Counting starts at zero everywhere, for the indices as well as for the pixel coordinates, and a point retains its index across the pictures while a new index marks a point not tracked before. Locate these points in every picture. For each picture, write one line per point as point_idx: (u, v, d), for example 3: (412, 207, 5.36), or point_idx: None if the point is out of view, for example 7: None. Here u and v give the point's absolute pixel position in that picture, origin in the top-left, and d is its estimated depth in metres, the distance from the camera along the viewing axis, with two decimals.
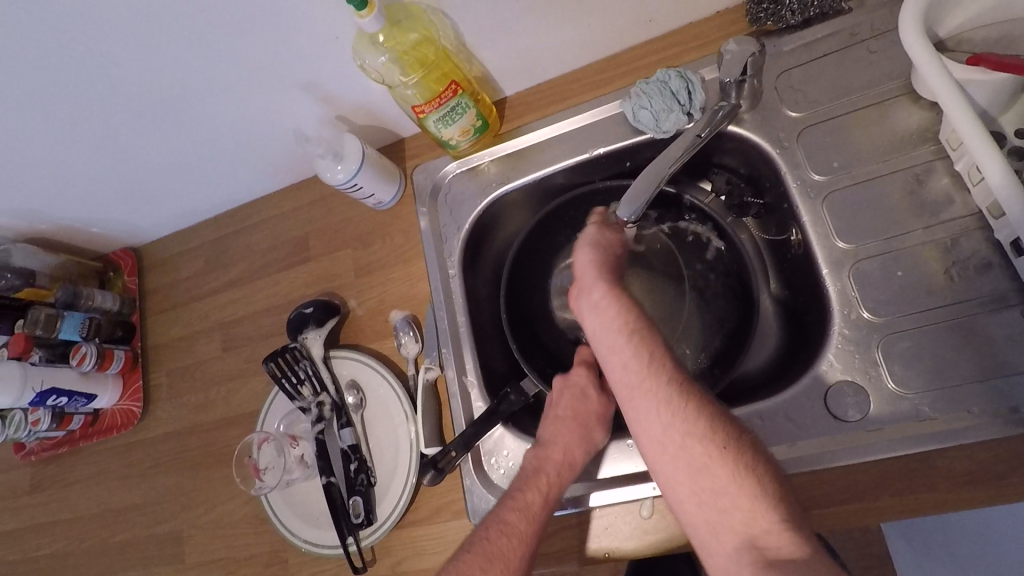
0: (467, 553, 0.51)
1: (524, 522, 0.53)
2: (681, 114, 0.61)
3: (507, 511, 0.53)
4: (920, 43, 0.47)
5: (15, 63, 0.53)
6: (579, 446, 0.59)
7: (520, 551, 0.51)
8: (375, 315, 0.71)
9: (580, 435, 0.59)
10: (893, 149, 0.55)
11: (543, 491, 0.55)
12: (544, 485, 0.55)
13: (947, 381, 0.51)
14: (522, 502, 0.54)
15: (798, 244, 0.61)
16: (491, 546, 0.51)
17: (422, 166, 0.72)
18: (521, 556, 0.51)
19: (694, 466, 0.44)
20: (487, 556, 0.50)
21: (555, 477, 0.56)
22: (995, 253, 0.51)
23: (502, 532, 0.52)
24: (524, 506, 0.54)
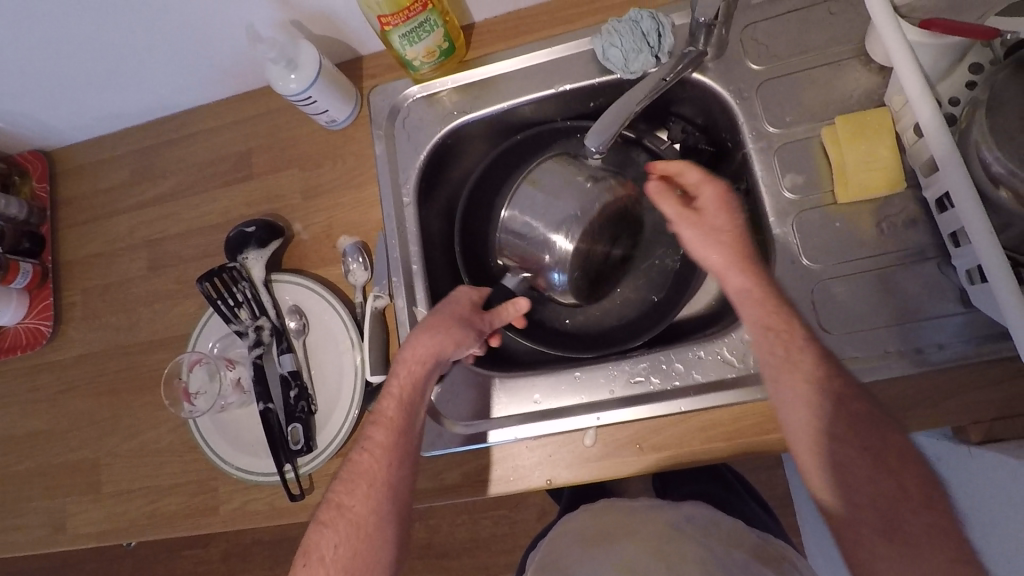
0: (337, 481, 0.54)
1: (384, 436, 0.54)
2: (649, 56, 0.62)
3: (371, 430, 0.55)
4: (881, 3, 0.51)
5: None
6: (434, 335, 0.57)
7: (388, 465, 0.53)
8: (323, 240, 0.68)
9: (435, 325, 0.58)
10: (842, 108, 0.59)
11: (396, 397, 0.56)
12: (411, 391, 0.56)
13: (869, 325, 0.56)
14: (381, 416, 0.55)
15: (747, 193, 0.64)
16: (356, 467, 0.54)
17: (381, 87, 0.69)
18: (386, 468, 0.53)
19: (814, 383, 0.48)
20: (353, 477, 0.53)
21: (406, 379, 0.56)
22: (920, 211, 0.56)
23: (365, 450, 0.54)
24: (384, 419, 0.55)
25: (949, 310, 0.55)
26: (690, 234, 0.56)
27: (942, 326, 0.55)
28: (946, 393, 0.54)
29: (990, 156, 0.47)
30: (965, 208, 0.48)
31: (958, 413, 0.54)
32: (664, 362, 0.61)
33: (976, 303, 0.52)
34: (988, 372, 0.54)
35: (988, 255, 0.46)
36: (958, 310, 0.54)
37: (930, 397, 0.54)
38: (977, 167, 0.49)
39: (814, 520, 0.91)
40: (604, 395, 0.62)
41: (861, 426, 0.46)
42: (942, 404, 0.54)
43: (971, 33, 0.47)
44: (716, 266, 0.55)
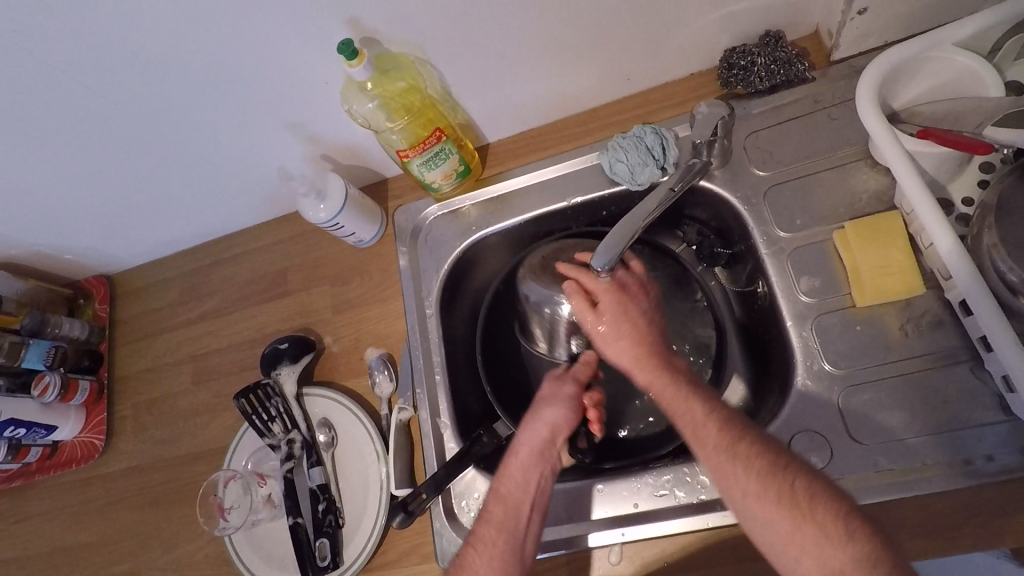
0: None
1: (493, 530, 0.53)
2: (655, 168, 0.64)
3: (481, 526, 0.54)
4: (875, 117, 0.51)
5: (14, 87, 0.54)
6: (545, 425, 0.58)
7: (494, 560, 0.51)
8: (351, 352, 0.72)
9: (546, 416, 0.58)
10: (852, 209, 0.59)
11: (502, 493, 0.55)
12: (520, 476, 0.55)
13: (902, 434, 0.53)
14: (487, 513, 0.54)
15: (764, 295, 0.63)
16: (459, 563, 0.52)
17: (404, 206, 0.74)
18: (487, 564, 0.51)
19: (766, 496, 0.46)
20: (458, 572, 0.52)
21: (512, 471, 0.56)
22: (946, 312, 0.54)
23: (472, 546, 0.53)
24: (491, 516, 0.54)
25: (990, 419, 0.51)
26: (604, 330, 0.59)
27: (984, 435, 0.51)
28: (997, 508, 0.50)
29: (1002, 264, 0.46)
30: (986, 319, 0.46)
31: (1011, 531, 0.49)
32: (688, 474, 0.59)
33: (1017, 411, 0.49)
34: None
35: (1016, 366, 0.44)
36: (999, 418, 0.51)
37: (975, 514, 0.50)
38: (993, 276, 0.47)
39: None
40: (628, 508, 0.60)
41: (764, 473, 0.47)
42: (991, 522, 0.50)
43: (966, 148, 0.47)
44: (615, 346, 0.58)
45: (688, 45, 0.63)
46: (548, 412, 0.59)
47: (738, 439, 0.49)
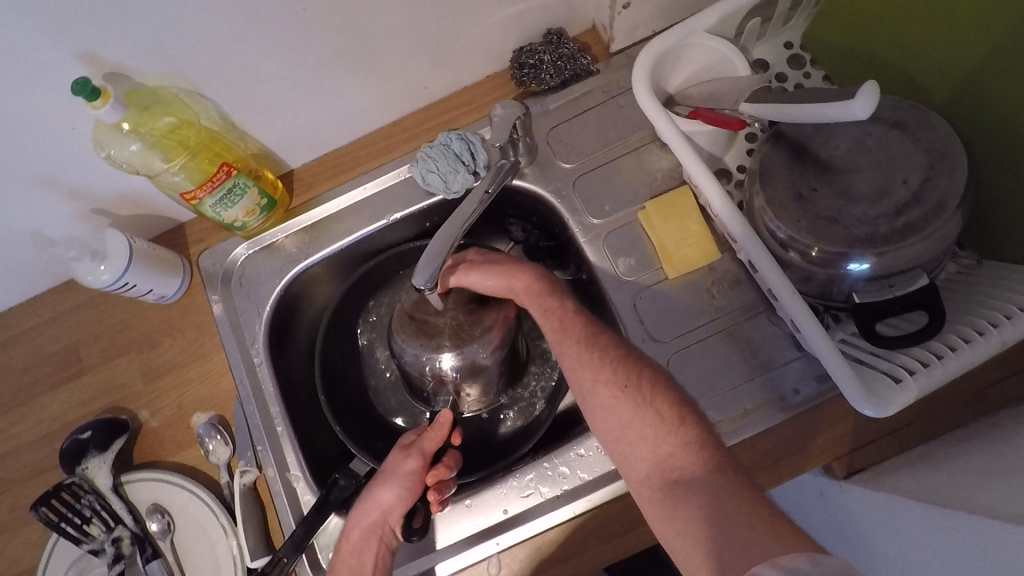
0: None
1: None
2: (467, 174, 0.64)
3: None
4: (650, 102, 0.55)
5: None
6: (387, 506, 0.56)
7: None
8: (174, 423, 0.64)
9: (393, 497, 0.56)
10: (650, 189, 0.63)
11: None
12: (353, 561, 0.55)
13: (725, 386, 0.58)
14: None
15: (591, 281, 0.66)
16: None
17: (209, 250, 0.67)
18: None
19: (634, 402, 0.50)
20: None
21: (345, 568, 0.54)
22: (741, 269, 0.60)
23: None
24: None
25: (789, 357, 0.58)
26: (490, 278, 0.61)
27: (787, 372, 0.58)
28: (807, 434, 0.57)
29: (772, 224, 0.51)
30: (768, 276, 0.51)
31: (820, 451, 0.56)
32: (549, 468, 0.60)
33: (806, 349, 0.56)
34: (835, 406, 0.57)
35: (798, 313, 0.50)
36: (796, 354, 0.58)
37: (792, 442, 0.57)
38: (767, 235, 0.53)
39: None
40: (500, 515, 0.60)
41: (619, 369, 0.52)
42: (804, 446, 0.57)
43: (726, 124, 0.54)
44: (496, 289, 0.61)
45: (476, 48, 0.63)
46: (381, 490, 0.57)
47: (610, 340, 0.54)
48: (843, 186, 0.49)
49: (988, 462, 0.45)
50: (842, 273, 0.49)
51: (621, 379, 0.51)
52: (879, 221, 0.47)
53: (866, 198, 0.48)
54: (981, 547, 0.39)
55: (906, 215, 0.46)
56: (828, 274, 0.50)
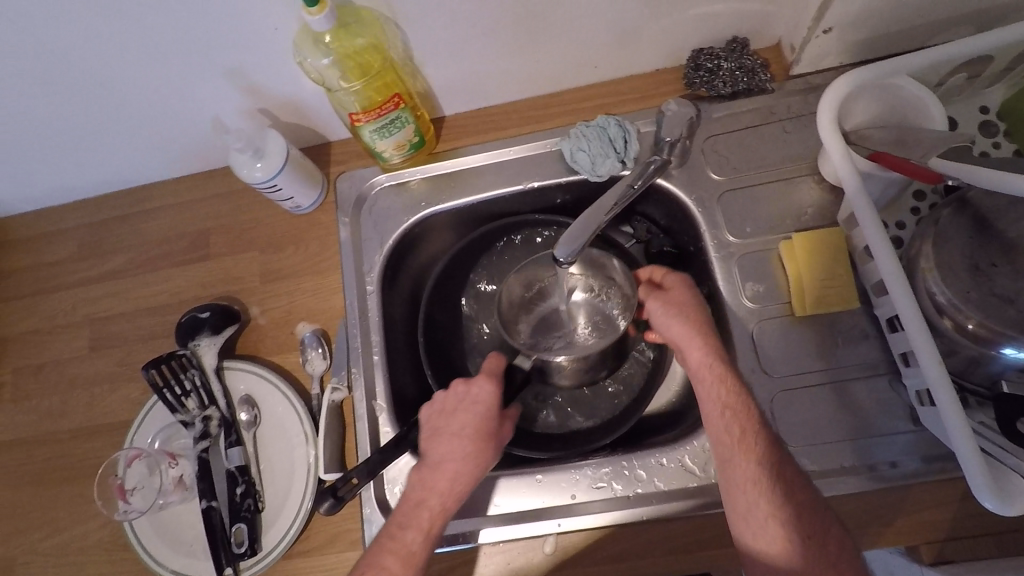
0: None
1: (400, 566, 0.51)
2: (616, 162, 0.63)
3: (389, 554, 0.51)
4: (831, 133, 0.53)
5: None
6: (468, 466, 0.56)
7: None
8: (279, 326, 0.66)
9: (477, 456, 0.57)
10: (798, 221, 0.61)
11: (422, 525, 0.53)
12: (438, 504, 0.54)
13: (824, 437, 0.56)
14: (400, 537, 0.52)
15: (709, 297, 0.65)
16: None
17: (349, 173, 0.69)
18: None
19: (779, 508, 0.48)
20: None
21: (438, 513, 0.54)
22: (871, 326, 0.58)
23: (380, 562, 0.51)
24: (401, 547, 0.52)
25: (900, 427, 0.56)
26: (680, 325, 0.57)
27: (893, 442, 0.55)
28: (901, 509, 0.54)
29: (935, 286, 0.49)
30: (914, 338, 0.49)
31: (908, 530, 0.54)
32: (626, 467, 0.60)
33: (925, 423, 0.53)
34: (937, 490, 0.54)
35: (937, 383, 0.48)
36: (909, 427, 0.55)
37: (882, 513, 0.55)
38: (924, 297, 0.50)
39: None
40: (565, 499, 0.60)
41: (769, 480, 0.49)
42: (894, 520, 0.54)
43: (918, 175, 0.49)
44: (675, 337, 0.58)
45: (658, 40, 0.62)
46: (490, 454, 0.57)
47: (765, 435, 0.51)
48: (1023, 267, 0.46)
49: None
50: (996, 355, 0.47)
51: (780, 482, 0.49)
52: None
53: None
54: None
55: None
56: (979, 352, 0.48)
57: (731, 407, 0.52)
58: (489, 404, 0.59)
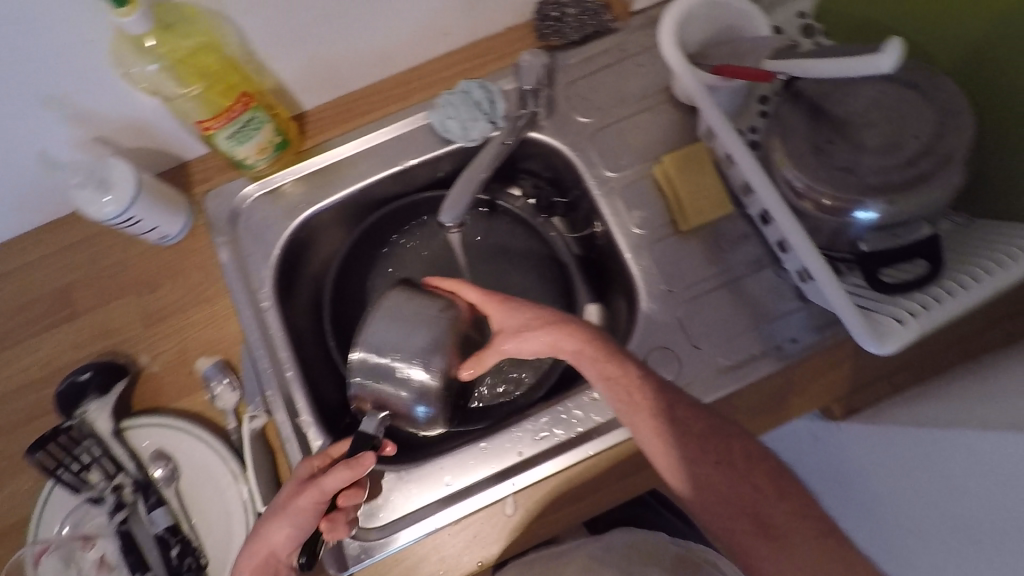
0: None
1: None
2: (485, 123, 0.63)
3: None
4: (676, 55, 0.56)
5: None
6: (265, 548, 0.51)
7: None
8: (176, 368, 0.61)
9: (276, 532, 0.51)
10: (665, 146, 0.65)
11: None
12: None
13: (733, 333, 0.61)
14: None
15: (603, 235, 0.67)
16: None
17: (215, 191, 0.64)
18: None
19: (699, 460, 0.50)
20: None
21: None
22: (749, 225, 0.64)
23: None
24: None
25: (792, 307, 0.62)
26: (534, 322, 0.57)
27: (790, 322, 0.61)
28: (809, 379, 0.60)
29: (792, 175, 0.54)
30: (786, 224, 0.54)
31: (818, 393, 0.60)
32: (563, 412, 0.61)
33: (811, 298, 0.60)
34: (835, 352, 0.60)
35: (812, 260, 0.54)
36: (799, 305, 0.61)
37: (795, 385, 0.60)
38: (785, 186, 0.56)
39: None
40: (514, 458, 0.61)
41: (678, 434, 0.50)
42: (805, 388, 0.60)
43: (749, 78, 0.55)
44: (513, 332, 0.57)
45: None
46: (279, 527, 0.51)
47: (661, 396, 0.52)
48: (857, 141, 0.53)
49: (981, 392, 0.49)
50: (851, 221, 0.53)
51: (692, 448, 0.50)
52: (892, 171, 0.51)
53: (879, 152, 0.52)
54: (987, 461, 0.43)
55: (916, 166, 0.50)
56: (839, 223, 0.54)
57: (619, 381, 0.53)
58: (298, 478, 0.53)
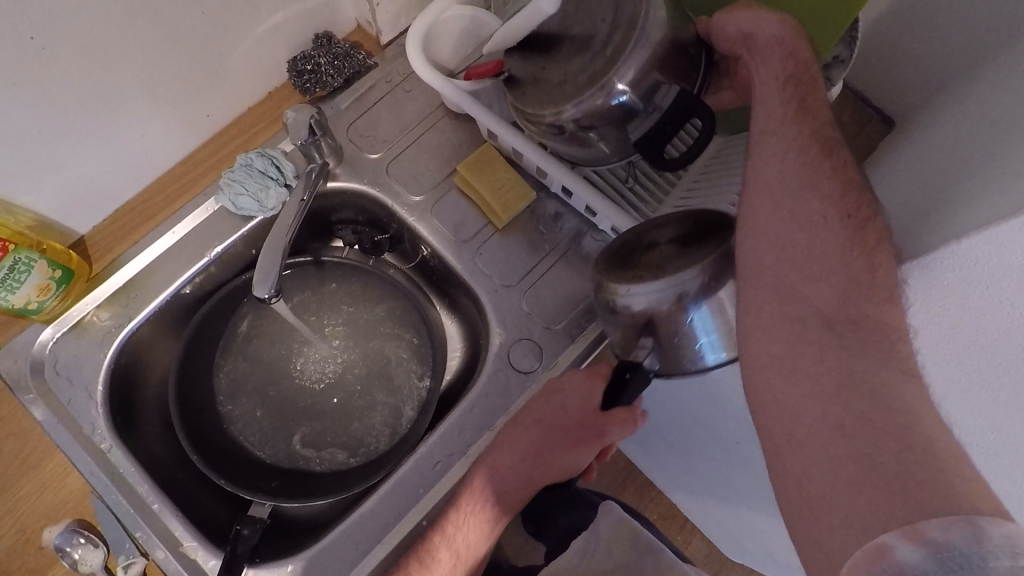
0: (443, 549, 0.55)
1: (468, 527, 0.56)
2: (279, 187, 0.63)
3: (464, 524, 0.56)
4: (430, 72, 0.60)
5: None
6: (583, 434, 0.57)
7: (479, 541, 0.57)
8: (23, 549, 0.56)
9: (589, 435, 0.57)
10: (458, 156, 0.67)
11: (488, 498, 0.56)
12: (507, 473, 0.56)
13: (574, 305, 0.64)
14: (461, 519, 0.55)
15: (432, 256, 0.68)
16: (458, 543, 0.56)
17: (7, 348, 0.59)
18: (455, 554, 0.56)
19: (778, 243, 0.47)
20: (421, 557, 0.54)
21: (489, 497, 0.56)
22: (558, 203, 0.66)
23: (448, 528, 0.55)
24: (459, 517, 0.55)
25: None
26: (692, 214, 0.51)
27: None
28: None
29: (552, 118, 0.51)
30: (580, 191, 0.59)
31: None
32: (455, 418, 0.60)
33: None
34: None
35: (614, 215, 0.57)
36: None
37: None
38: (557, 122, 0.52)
39: (652, 466, 1.01)
40: (414, 497, 0.58)
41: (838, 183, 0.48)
42: None
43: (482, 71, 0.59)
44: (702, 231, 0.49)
45: (249, 64, 0.63)
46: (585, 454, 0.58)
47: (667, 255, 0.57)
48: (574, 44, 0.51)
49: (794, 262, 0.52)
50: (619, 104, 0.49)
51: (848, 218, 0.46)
52: (593, 60, 0.49)
53: (586, 49, 0.50)
54: None
55: (610, 46, 0.49)
56: (607, 123, 0.50)
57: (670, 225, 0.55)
58: (586, 406, 0.56)
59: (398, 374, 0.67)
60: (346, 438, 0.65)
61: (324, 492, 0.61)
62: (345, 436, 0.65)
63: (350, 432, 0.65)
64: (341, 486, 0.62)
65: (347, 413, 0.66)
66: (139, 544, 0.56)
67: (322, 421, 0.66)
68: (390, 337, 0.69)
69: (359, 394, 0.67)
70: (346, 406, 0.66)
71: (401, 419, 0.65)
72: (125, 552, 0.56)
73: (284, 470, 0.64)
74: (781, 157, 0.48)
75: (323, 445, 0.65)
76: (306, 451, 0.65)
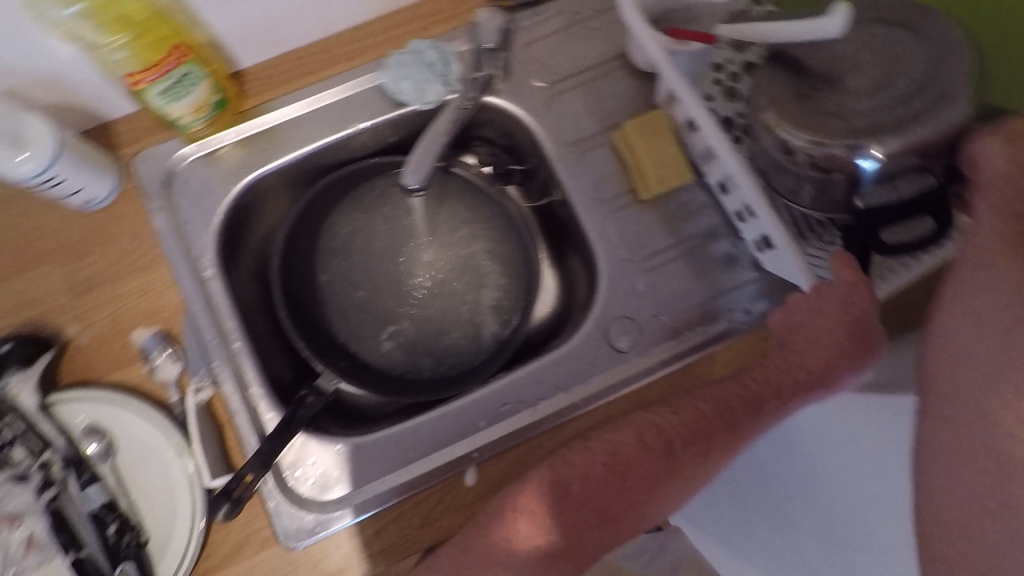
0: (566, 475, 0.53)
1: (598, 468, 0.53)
2: (440, 85, 0.61)
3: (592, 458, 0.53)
4: (636, 16, 0.56)
5: None
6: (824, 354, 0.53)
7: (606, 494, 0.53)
8: (109, 340, 0.59)
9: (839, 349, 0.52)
10: (624, 113, 0.64)
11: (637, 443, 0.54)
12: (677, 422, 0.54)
13: (688, 302, 0.61)
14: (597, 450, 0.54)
15: (560, 203, 0.66)
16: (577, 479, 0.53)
17: (146, 153, 0.61)
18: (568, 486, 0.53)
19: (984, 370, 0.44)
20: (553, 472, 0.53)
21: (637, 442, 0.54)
22: (707, 195, 0.63)
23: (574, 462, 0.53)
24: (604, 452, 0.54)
25: (747, 276, 0.61)
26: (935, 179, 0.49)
27: (746, 290, 0.61)
28: None
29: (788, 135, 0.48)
30: (745, 187, 0.53)
31: None
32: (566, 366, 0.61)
33: (767, 266, 0.59)
34: None
35: (773, 227, 0.53)
36: (755, 274, 0.61)
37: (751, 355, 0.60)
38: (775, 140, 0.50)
39: None
40: (473, 429, 0.57)
41: None
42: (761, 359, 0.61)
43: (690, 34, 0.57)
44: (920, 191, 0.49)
45: None
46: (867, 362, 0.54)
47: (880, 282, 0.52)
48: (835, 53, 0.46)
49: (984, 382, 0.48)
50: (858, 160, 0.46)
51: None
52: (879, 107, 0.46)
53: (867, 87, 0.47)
54: None
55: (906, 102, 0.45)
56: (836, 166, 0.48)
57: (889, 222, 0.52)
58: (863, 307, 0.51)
59: (489, 304, 0.66)
60: (422, 349, 0.65)
61: (387, 393, 0.62)
62: (424, 346, 0.65)
63: (429, 344, 0.65)
64: (404, 392, 0.62)
65: (431, 324, 0.66)
66: (213, 373, 0.57)
67: (405, 324, 0.66)
68: (493, 266, 0.68)
69: (448, 310, 0.66)
70: (432, 318, 0.66)
71: (478, 349, 0.65)
72: (200, 373, 0.58)
73: (355, 357, 0.64)
74: (990, 283, 0.43)
75: (400, 348, 0.65)
76: (381, 346, 0.65)
